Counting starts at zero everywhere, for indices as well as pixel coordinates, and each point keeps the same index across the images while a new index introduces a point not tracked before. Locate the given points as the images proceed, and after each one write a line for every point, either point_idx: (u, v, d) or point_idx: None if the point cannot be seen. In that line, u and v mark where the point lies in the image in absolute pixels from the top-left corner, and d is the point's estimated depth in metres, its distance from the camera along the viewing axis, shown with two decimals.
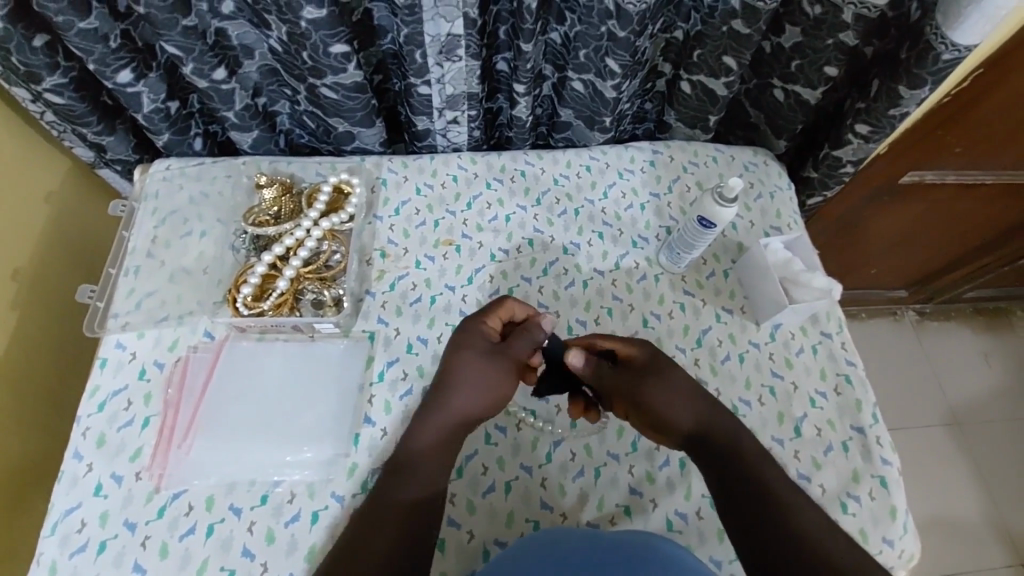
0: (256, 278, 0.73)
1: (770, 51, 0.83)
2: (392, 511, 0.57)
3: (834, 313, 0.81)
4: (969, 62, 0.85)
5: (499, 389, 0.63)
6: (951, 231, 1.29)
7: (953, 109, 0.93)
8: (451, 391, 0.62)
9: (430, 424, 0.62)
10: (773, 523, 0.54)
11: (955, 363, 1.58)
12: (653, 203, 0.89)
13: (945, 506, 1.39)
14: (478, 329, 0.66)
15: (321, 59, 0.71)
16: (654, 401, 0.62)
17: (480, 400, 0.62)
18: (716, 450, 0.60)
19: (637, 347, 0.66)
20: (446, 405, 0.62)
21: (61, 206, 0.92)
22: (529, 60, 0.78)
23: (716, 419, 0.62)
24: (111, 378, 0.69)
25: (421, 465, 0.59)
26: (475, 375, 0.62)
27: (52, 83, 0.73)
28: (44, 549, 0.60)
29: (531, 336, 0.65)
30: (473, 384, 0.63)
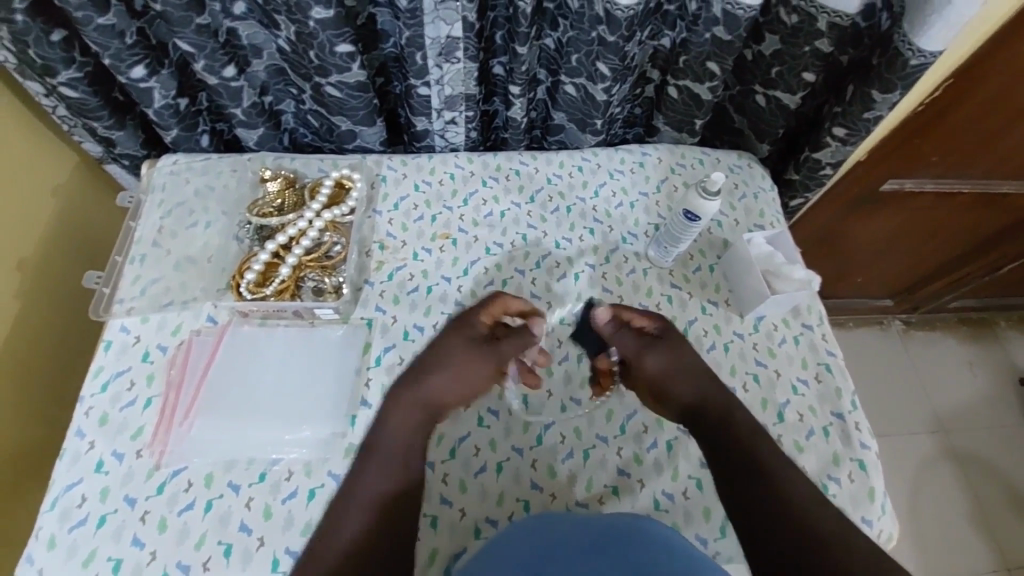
0: (259, 265, 0.76)
1: (751, 59, 0.87)
2: (370, 495, 0.60)
3: (815, 306, 0.85)
4: (939, 74, 0.91)
5: (476, 373, 0.68)
6: (932, 239, 1.34)
7: (928, 118, 0.98)
8: (429, 371, 0.68)
9: (406, 407, 0.66)
10: (764, 504, 0.58)
11: (939, 371, 1.62)
12: (642, 202, 0.93)
13: (932, 512, 1.40)
14: (470, 323, 0.70)
15: (327, 58, 0.74)
16: (663, 376, 0.70)
17: (455, 378, 0.67)
18: (717, 427, 0.66)
19: (655, 321, 0.73)
20: (422, 390, 0.67)
21: (66, 200, 0.95)
22: (523, 63, 0.82)
23: (710, 393, 0.68)
24: (115, 360, 0.71)
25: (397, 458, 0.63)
26: (454, 360, 0.68)
27: (67, 77, 0.76)
28: (44, 524, 0.61)
29: (521, 338, 0.70)
30: (453, 369, 0.68)
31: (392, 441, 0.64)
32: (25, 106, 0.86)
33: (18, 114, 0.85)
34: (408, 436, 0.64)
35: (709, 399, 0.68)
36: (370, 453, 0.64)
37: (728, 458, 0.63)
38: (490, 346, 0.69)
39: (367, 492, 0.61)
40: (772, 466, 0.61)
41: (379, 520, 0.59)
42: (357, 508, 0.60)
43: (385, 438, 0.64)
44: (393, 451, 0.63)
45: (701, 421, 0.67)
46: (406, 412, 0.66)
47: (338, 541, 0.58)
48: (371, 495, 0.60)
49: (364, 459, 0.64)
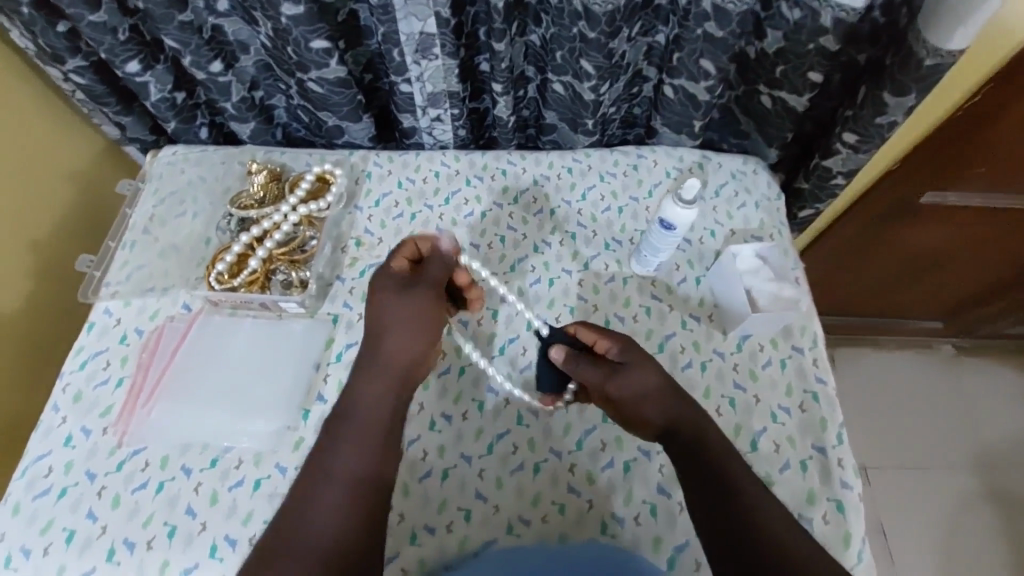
0: (230, 256, 0.78)
1: (755, 56, 0.81)
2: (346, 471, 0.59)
3: (810, 328, 0.78)
4: (971, 77, 0.84)
5: (425, 322, 0.65)
6: (987, 262, 1.18)
7: (967, 126, 0.88)
8: (382, 335, 0.64)
9: (369, 375, 0.63)
10: (741, 527, 0.54)
11: (995, 403, 1.43)
12: (631, 207, 0.89)
13: (969, 560, 1.26)
14: (386, 272, 0.67)
15: (304, 54, 0.75)
16: (626, 403, 0.63)
17: (409, 332, 0.64)
18: (689, 443, 0.60)
19: (613, 341, 0.66)
20: (379, 351, 0.64)
21: (84, 185, 1.01)
22: (504, 60, 0.79)
23: (682, 412, 0.62)
24: (95, 340, 0.75)
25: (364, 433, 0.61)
26: (398, 312, 0.64)
27: (74, 65, 0.81)
28: (13, 490, 0.66)
29: (441, 262, 0.68)
30: (399, 324, 0.64)
31: (362, 414, 0.62)
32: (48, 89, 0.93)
33: (39, 95, 0.91)
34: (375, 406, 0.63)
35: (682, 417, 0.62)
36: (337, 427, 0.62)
37: (699, 479, 0.58)
38: (417, 285, 0.66)
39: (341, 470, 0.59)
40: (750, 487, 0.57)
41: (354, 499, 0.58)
42: (333, 486, 0.58)
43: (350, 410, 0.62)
44: (365, 425, 0.62)
45: (676, 440, 0.61)
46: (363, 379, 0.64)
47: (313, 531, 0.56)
48: (344, 471, 0.59)
49: (334, 433, 0.62)
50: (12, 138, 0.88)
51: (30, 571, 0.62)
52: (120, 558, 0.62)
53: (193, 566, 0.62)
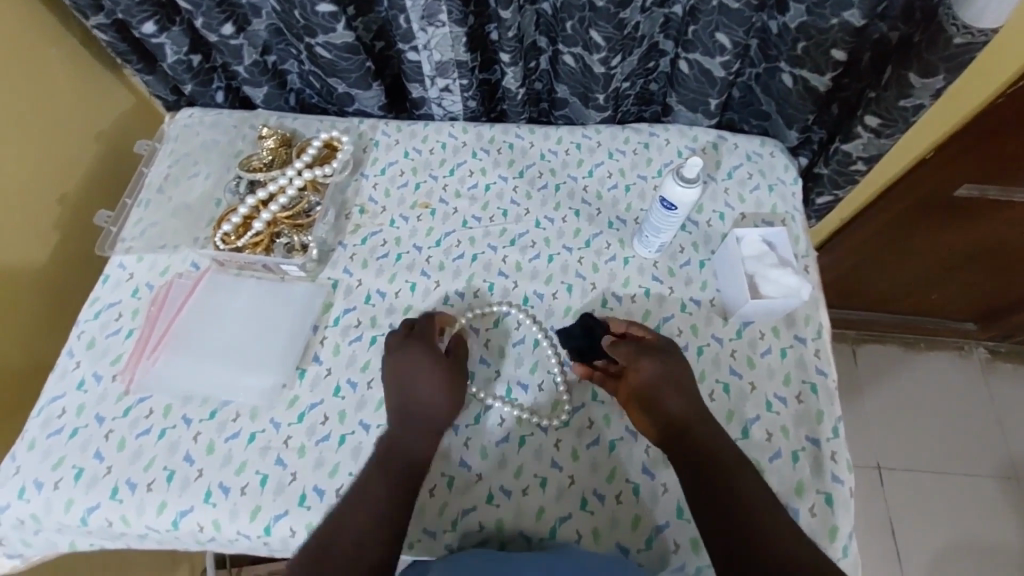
0: (236, 218, 0.80)
1: (776, 32, 0.77)
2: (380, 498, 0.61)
3: (814, 317, 0.76)
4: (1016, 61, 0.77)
5: (442, 383, 0.67)
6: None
7: (1008, 115, 0.82)
8: (412, 386, 0.66)
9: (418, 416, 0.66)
10: (748, 533, 0.55)
11: None
12: (639, 186, 0.87)
13: (982, 570, 1.21)
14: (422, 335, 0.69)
15: (311, 18, 0.76)
16: (663, 390, 0.65)
17: (443, 386, 0.66)
18: (699, 446, 0.62)
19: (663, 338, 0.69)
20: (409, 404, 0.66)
21: (110, 143, 1.05)
22: (511, 28, 0.78)
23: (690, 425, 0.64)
24: (109, 292, 0.79)
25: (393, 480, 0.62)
26: (425, 368, 0.67)
27: (97, 22, 0.84)
28: (29, 427, 0.70)
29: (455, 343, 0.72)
30: (426, 379, 0.66)
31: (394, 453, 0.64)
32: (78, 40, 0.97)
33: (69, 46, 0.95)
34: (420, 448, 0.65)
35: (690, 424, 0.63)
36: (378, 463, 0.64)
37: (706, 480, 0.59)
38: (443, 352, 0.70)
39: (374, 494, 0.62)
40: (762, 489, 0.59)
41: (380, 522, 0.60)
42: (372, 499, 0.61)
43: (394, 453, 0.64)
44: (399, 453, 0.64)
45: (682, 441, 0.63)
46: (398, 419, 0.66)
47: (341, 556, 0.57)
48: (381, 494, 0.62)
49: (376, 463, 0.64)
50: (44, 88, 0.91)
51: (42, 502, 0.67)
52: (123, 497, 0.66)
53: (188, 509, 0.65)
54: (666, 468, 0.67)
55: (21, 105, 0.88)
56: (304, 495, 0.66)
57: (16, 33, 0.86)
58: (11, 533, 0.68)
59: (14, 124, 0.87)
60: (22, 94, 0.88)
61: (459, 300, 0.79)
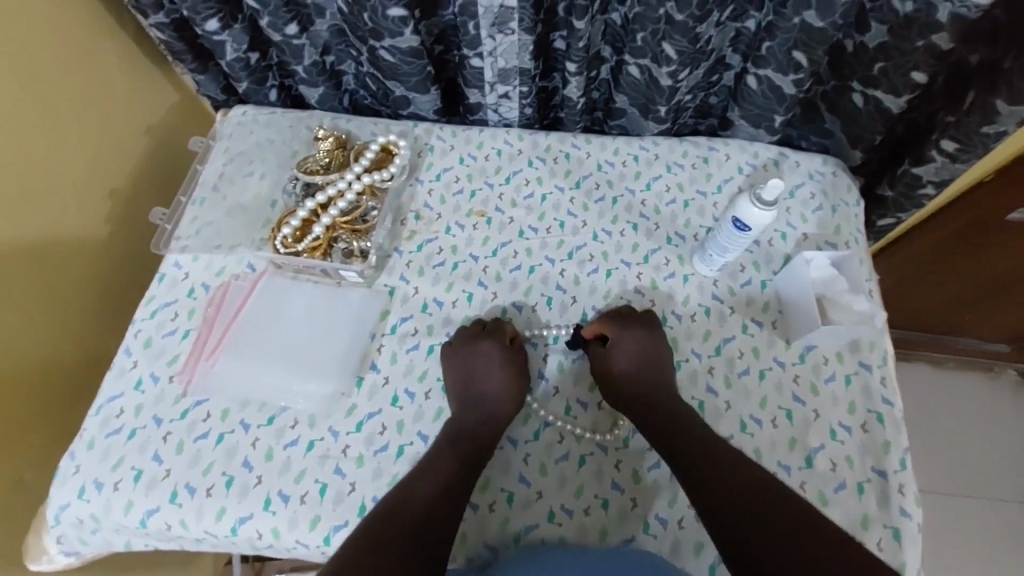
0: (295, 221, 0.79)
1: (852, 50, 0.75)
2: (444, 483, 0.63)
3: (880, 344, 0.74)
4: None
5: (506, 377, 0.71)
6: None
7: None
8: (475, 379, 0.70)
9: (489, 399, 0.70)
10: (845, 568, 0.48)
11: None
12: (697, 201, 0.85)
13: None
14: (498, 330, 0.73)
15: (380, 21, 0.74)
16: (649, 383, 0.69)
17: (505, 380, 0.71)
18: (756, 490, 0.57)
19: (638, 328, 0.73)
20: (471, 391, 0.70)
21: (159, 138, 1.04)
22: (582, 38, 0.77)
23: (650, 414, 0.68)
24: (165, 291, 0.78)
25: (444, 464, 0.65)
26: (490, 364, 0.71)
27: (156, 21, 0.82)
28: (87, 426, 0.70)
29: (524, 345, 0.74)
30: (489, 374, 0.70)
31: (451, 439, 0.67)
32: (131, 35, 0.96)
33: (122, 41, 0.94)
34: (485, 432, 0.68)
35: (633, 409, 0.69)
36: (439, 449, 0.66)
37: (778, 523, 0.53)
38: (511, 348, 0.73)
39: (436, 478, 0.63)
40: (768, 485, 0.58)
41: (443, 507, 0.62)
42: (432, 483, 0.63)
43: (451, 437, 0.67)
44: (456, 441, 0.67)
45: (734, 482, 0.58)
46: (461, 408, 0.70)
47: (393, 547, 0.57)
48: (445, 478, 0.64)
49: (437, 449, 0.66)
50: (95, 83, 0.91)
51: (102, 502, 0.66)
52: (182, 501, 0.66)
53: (248, 516, 0.65)
54: None
55: (71, 99, 0.87)
56: (364, 506, 0.65)
57: (69, 26, 0.85)
58: (69, 532, 0.68)
59: (65, 118, 0.86)
60: (73, 87, 0.87)
61: (517, 312, 0.78)
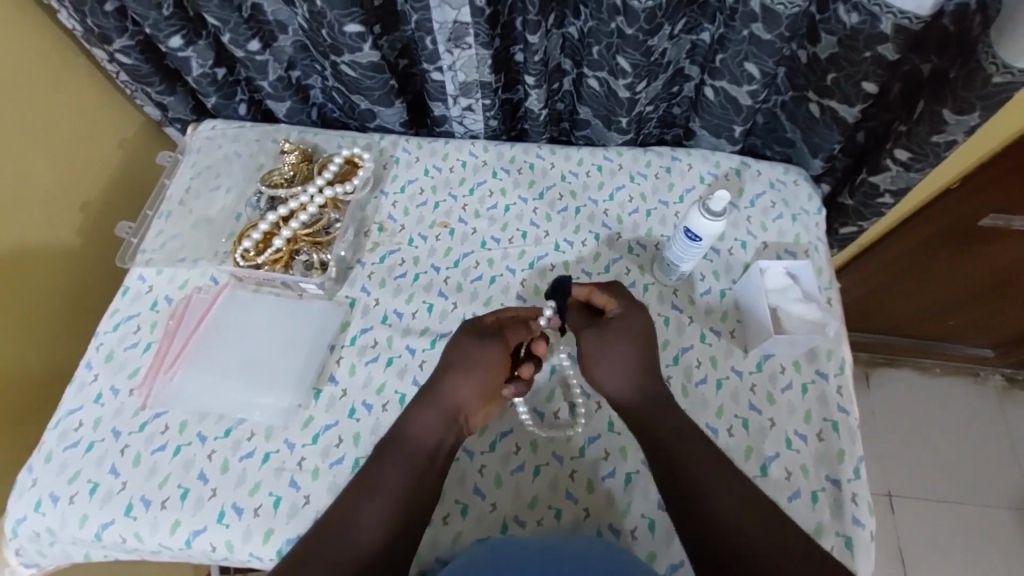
0: (257, 234, 0.81)
1: (806, 61, 0.76)
2: (390, 504, 0.59)
3: (837, 352, 0.75)
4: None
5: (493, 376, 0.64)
6: None
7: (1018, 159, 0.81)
8: (459, 374, 0.64)
9: (426, 401, 0.64)
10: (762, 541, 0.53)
11: None
12: (659, 211, 0.85)
13: None
14: (489, 325, 0.67)
15: (338, 38, 0.76)
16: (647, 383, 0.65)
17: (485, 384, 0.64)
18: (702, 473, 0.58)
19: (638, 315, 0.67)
20: (446, 387, 0.64)
21: (131, 154, 1.05)
22: (537, 52, 0.78)
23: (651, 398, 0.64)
24: (129, 304, 0.79)
25: (401, 462, 0.61)
26: (479, 360, 0.64)
27: (121, 45, 0.84)
28: (47, 439, 0.70)
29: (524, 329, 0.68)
30: (477, 372, 0.64)
31: (411, 436, 0.63)
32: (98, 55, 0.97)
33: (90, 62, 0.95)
34: (425, 439, 0.63)
35: (642, 406, 0.63)
36: (370, 470, 0.61)
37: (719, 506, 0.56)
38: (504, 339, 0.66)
39: (389, 479, 0.60)
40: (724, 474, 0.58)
41: (395, 525, 0.58)
42: (375, 507, 0.59)
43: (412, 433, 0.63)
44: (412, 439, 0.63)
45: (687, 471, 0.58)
46: (434, 407, 0.64)
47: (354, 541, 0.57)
48: (387, 499, 0.59)
49: (372, 461, 0.62)
50: (59, 99, 0.91)
51: (58, 515, 0.67)
52: (137, 514, 0.66)
53: (201, 528, 0.65)
54: None
55: (33, 112, 0.87)
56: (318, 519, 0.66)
57: (34, 42, 0.85)
58: (27, 544, 0.68)
59: (28, 132, 0.86)
60: (37, 101, 0.87)
61: None
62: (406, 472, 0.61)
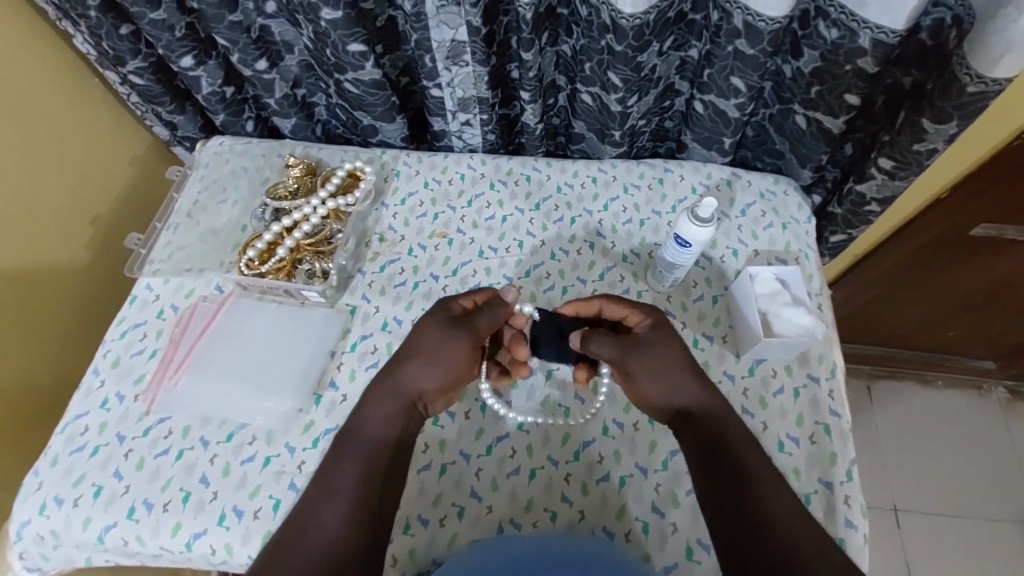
0: (262, 243, 0.83)
1: (790, 75, 0.79)
2: (348, 498, 0.57)
3: (828, 356, 0.76)
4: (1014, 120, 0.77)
5: (453, 360, 0.65)
6: None
7: (1003, 171, 0.82)
8: (411, 359, 0.64)
9: (378, 390, 0.64)
10: (775, 528, 0.53)
11: None
12: (653, 220, 0.87)
13: None
14: (448, 305, 0.68)
15: (342, 56, 0.79)
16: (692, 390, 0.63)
17: (440, 368, 0.64)
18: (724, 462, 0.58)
19: (642, 316, 0.67)
20: (399, 373, 0.64)
21: (142, 170, 1.09)
22: (531, 69, 0.81)
23: (702, 389, 0.63)
24: (136, 313, 0.81)
25: (357, 455, 0.60)
26: (434, 344, 0.65)
27: (134, 66, 0.88)
28: (53, 443, 0.72)
29: (494, 312, 0.68)
30: (431, 356, 0.64)
31: (366, 427, 0.62)
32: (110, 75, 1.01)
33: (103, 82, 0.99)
34: (380, 427, 0.62)
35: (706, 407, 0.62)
36: (329, 463, 0.60)
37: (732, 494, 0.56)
38: (465, 323, 0.66)
39: (347, 473, 0.58)
40: (727, 445, 0.59)
41: (362, 512, 0.56)
42: (337, 498, 0.57)
43: (365, 424, 0.62)
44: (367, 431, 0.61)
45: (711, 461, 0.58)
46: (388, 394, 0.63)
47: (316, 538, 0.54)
48: (350, 489, 0.57)
49: (330, 456, 0.61)
50: (71, 117, 0.94)
51: (62, 518, 0.68)
52: (139, 517, 0.67)
53: (202, 531, 0.66)
54: (676, 508, 0.67)
55: (46, 129, 0.90)
56: None
57: (49, 62, 0.89)
58: (30, 548, 0.70)
59: (43, 150, 0.90)
60: (50, 118, 0.90)
61: None
62: (362, 465, 0.59)
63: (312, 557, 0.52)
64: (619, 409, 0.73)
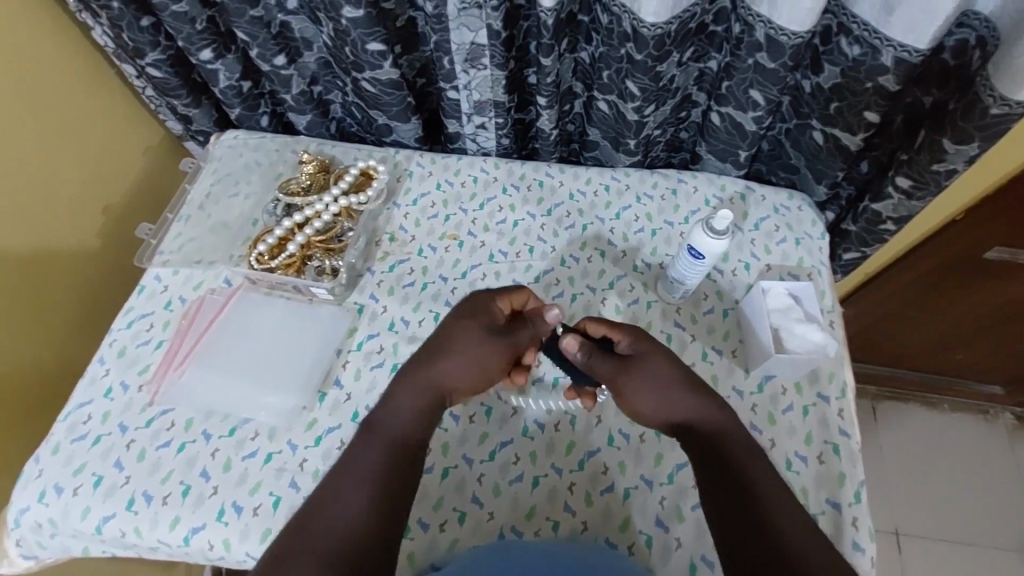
0: (272, 239, 0.84)
1: (809, 90, 0.78)
2: (371, 487, 0.56)
3: (838, 376, 0.75)
4: None
5: (490, 364, 0.64)
6: None
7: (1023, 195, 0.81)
8: (444, 356, 0.64)
9: (409, 383, 0.63)
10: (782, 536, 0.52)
11: None
12: (665, 231, 0.87)
13: None
14: (489, 306, 0.67)
15: (360, 55, 0.79)
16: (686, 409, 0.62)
17: (475, 372, 0.64)
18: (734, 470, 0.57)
19: (624, 334, 0.66)
20: (431, 368, 0.63)
21: (156, 160, 1.09)
22: (550, 74, 0.81)
23: (704, 408, 0.61)
24: (144, 303, 0.81)
25: (382, 445, 0.59)
26: (469, 347, 0.64)
27: (153, 58, 0.88)
28: (56, 431, 0.72)
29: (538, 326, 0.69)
30: (467, 357, 0.64)
31: (393, 417, 0.61)
32: None
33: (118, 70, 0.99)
34: (404, 424, 0.61)
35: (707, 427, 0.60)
36: (352, 450, 0.59)
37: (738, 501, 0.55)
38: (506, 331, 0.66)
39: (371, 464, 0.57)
40: (734, 449, 0.59)
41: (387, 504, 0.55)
42: (359, 487, 0.56)
43: (391, 415, 0.61)
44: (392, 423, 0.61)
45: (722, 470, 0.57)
46: (415, 389, 0.62)
47: (337, 525, 0.53)
48: (371, 479, 0.56)
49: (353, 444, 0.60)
50: (87, 106, 0.94)
51: (60, 506, 0.68)
52: (138, 508, 0.67)
53: (200, 526, 0.66)
54: (680, 522, 0.66)
55: (63, 118, 0.90)
56: None
57: (64, 51, 0.90)
58: (27, 535, 0.69)
59: (59, 139, 0.90)
60: (66, 107, 0.91)
61: None
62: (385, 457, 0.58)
63: (332, 544, 0.52)
64: (624, 420, 0.72)
